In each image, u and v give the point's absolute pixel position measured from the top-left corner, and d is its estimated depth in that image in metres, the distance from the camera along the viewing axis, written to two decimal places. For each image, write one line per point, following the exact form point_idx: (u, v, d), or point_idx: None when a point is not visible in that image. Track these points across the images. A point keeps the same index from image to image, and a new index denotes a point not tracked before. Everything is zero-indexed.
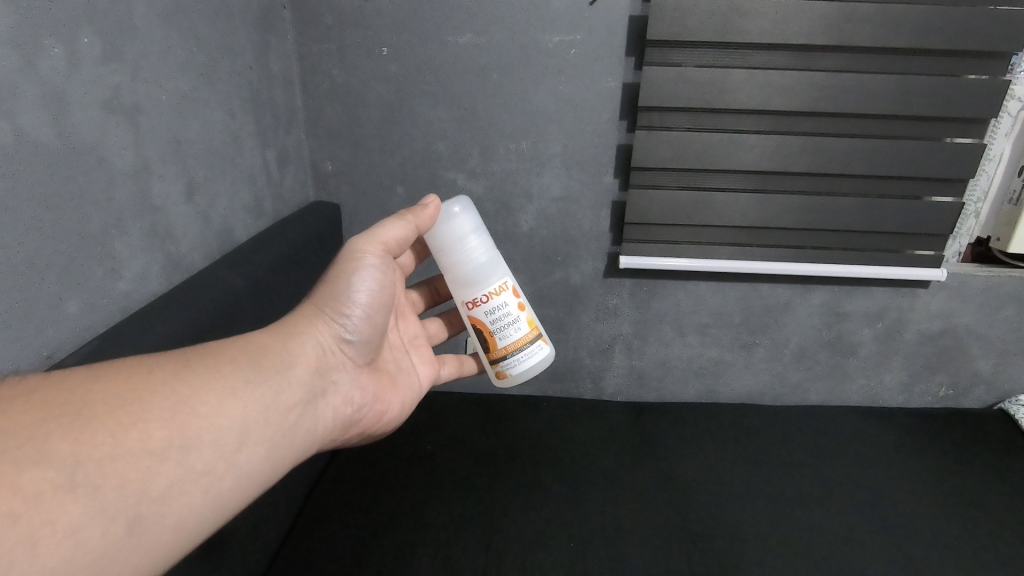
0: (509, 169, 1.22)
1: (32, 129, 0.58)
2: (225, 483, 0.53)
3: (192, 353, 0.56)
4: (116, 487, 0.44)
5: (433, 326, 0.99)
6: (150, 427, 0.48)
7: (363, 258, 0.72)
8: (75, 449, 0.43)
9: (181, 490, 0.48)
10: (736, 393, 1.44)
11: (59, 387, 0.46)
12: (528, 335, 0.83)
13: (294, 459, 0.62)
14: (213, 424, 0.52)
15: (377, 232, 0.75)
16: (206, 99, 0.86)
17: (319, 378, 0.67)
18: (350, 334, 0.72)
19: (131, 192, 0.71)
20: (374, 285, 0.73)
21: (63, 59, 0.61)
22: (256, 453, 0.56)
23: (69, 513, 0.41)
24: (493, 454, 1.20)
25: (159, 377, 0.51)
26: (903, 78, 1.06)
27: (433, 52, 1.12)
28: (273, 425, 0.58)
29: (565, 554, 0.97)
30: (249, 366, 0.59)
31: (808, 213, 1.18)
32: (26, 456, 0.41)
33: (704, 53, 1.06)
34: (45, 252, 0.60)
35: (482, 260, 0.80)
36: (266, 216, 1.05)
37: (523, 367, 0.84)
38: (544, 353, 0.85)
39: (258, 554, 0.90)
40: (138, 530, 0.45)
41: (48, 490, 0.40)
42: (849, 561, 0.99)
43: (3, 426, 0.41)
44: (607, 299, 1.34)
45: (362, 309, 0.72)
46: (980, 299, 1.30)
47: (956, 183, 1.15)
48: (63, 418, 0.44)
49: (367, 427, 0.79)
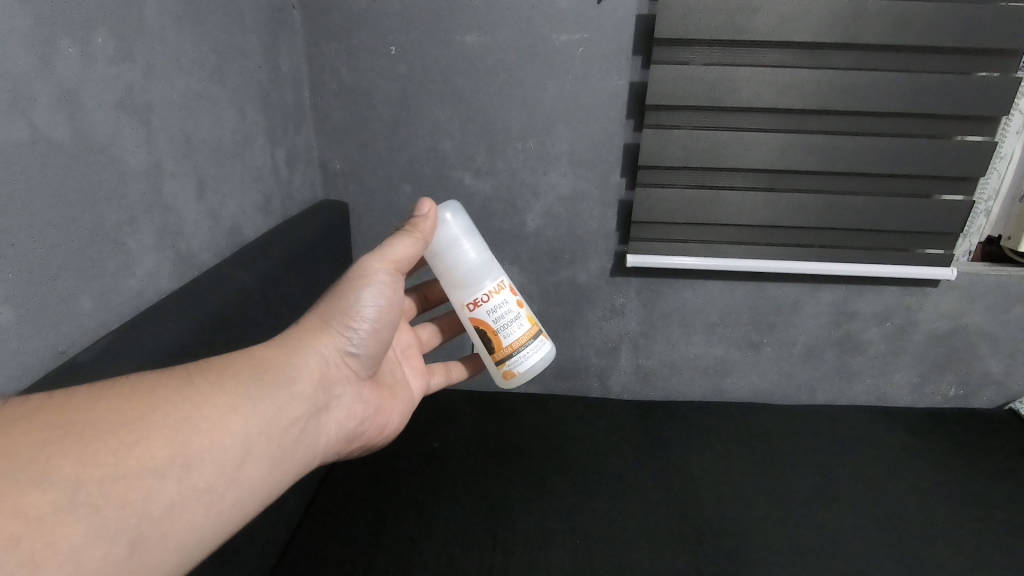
0: (516, 168, 1.23)
1: (47, 128, 0.59)
2: (227, 500, 0.53)
3: (196, 368, 0.56)
4: (118, 506, 0.44)
5: (423, 334, 1.03)
6: (152, 445, 0.48)
7: (373, 275, 0.72)
8: (77, 469, 0.43)
9: (182, 509, 0.48)
10: (743, 393, 1.44)
11: (62, 407, 0.46)
12: (529, 331, 0.84)
13: (296, 474, 0.62)
14: (215, 441, 0.52)
15: (387, 250, 0.74)
16: (216, 98, 0.87)
17: (323, 392, 0.66)
18: (355, 347, 0.71)
19: (143, 190, 0.72)
20: (383, 301, 0.72)
21: (77, 58, 0.62)
22: (257, 470, 0.56)
23: (71, 534, 0.41)
24: (499, 453, 1.21)
25: (161, 394, 0.51)
26: (912, 76, 1.05)
27: (440, 51, 1.13)
28: (274, 440, 0.58)
29: (571, 553, 0.97)
30: (252, 382, 0.58)
31: (816, 211, 1.17)
32: (28, 477, 0.41)
33: (712, 51, 1.06)
34: (59, 250, 0.61)
35: (476, 261, 0.82)
36: (274, 214, 1.06)
37: (529, 364, 0.84)
38: (546, 349, 0.86)
39: (265, 552, 0.91)
40: (139, 551, 0.45)
41: (50, 512, 0.41)
42: (856, 561, 0.98)
43: (5, 448, 0.42)
44: (614, 298, 1.34)
45: (370, 324, 0.71)
46: (990, 299, 1.29)
47: (966, 182, 1.14)
48: (65, 439, 0.44)
49: (369, 439, 0.79)
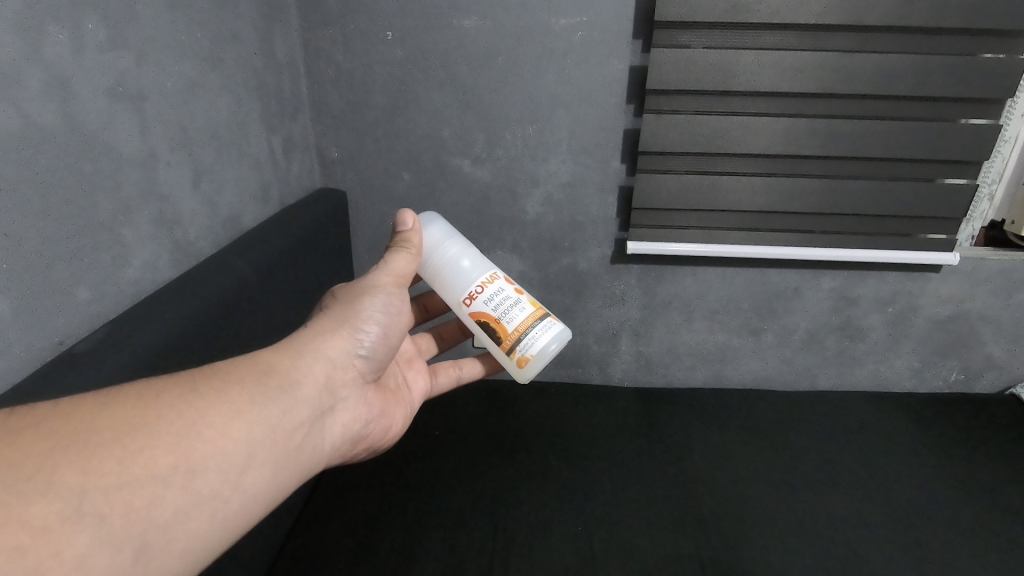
0: (515, 154, 1.21)
1: (39, 117, 0.58)
2: (231, 506, 0.52)
3: (202, 372, 0.55)
4: (122, 515, 0.44)
5: (423, 342, 1.03)
6: (157, 452, 0.47)
7: (378, 287, 0.74)
8: (81, 479, 0.43)
9: (186, 516, 0.48)
10: (744, 379, 1.44)
11: (67, 416, 0.46)
12: (534, 313, 0.83)
13: (302, 478, 0.62)
14: (220, 447, 0.52)
15: (390, 265, 0.77)
16: (210, 85, 0.86)
17: (329, 396, 0.66)
18: (361, 351, 0.71)
19: (138, 179, 0.72)
20: (388, 309, 0.74)
21: (68, 45, 0.61)
22: (262, 476, 0.55)
23: (76, 545, 0.40)
24: (500, 441, 1.21)
25: (166, 400, 0.50)
26: (916, 58, 1.04)
27: (438, 36, 1.11)
28: (280, 445, 0.57)
29: (572, 539, 0.98)
30: (258, 387, 0.57)
31: (818, 197, 1.16)
32: (33, 488, 0.40)
33: (713, 34, 1.04)
34: (54, 240, 0.61)
35: (464, 259, 0.84)
36: (272, 203, 1.05)
37: (541, 345, 0.82)
38: (556, 328, 0.84)
39: (269, 541, 0.92)
40: (143, 558, 0.45)
41: (55, 522, 0.40)
42: (855, 545, 0.99)
43: (8, 460, 0.41)
44: (614, 285, 1.34)
45: (375, 330, 0.73)
46: (992, 284, 1.28)
47: (969, 165, 1.13)
48: (69, 448, 0.44)
49: (373, 441, 0.79)
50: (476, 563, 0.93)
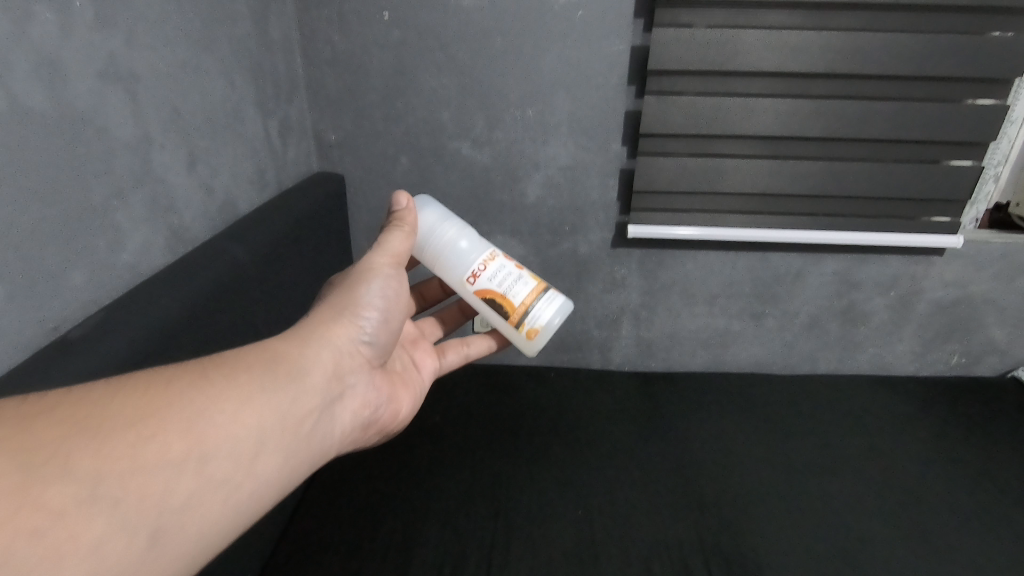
0: (515, 137, 1.20)
1: (29, 99, 0.57)
2: (244, 491, 0.51)
3: (210, 360, 0.55)
4: (137, 499, 0.43)
5: (427, 324, 1.03)
6: (170, 438, 0.46)
7: (377, 270, 0.74)
8: (96, 463, 0.42)
9: (201, 500, 0.47)
10: (745, 363, 1.43)
11: (78, 402, 0.45)
12: (537, 286, 0.82)
13: (313, 463, 0.61)
14: (232, 432, 0.51)
15: (386, 246, 0.76)
16: (204, 67, 0.84)
17: (338, 382, 0.65)
18: (366, 337, 0.71)
19: (131, 162, 0.70)
20: (388, 293, 0.74)
21: (57, 24, 0.60)
22: (273, 462, 0.55)
23: (91, 526, 0.40)
24: (501, 425, 1.21)
25: (177, 386, 0.50)
26: (923, 37, 1.02)
27: (436, 16, 1.09)
28: (290, 431, 0.57)
29: (573, 522, 0.98)
30: (267, 374, 0.57)
31: (821, 179, 1.15)
32: (47, 472, 0.40)
33: (716, 13, 1.02)
34: (47, 224, 0.60)
35: (462, 237, 0.83)
36: (269, 187, 1.04)
37: (548, 318, 0.82)
38: (560, 300, 0.84)
39: (269, 524, 0.93)
40: (158, 542, 0.44)
41: (70, 505, 0.40)
42: (853, 528, 0.99)
43: (20, 444, 0.40)
44: (615, 270, 1.33)
45: (378, 314, 0.72)
46: (996, 267, 1.27)
47: (975, 147, 1.12)
48: (81, 433, 0.43)
49: (383, 426, 0.79)
50: (477, 546, 0.93)
